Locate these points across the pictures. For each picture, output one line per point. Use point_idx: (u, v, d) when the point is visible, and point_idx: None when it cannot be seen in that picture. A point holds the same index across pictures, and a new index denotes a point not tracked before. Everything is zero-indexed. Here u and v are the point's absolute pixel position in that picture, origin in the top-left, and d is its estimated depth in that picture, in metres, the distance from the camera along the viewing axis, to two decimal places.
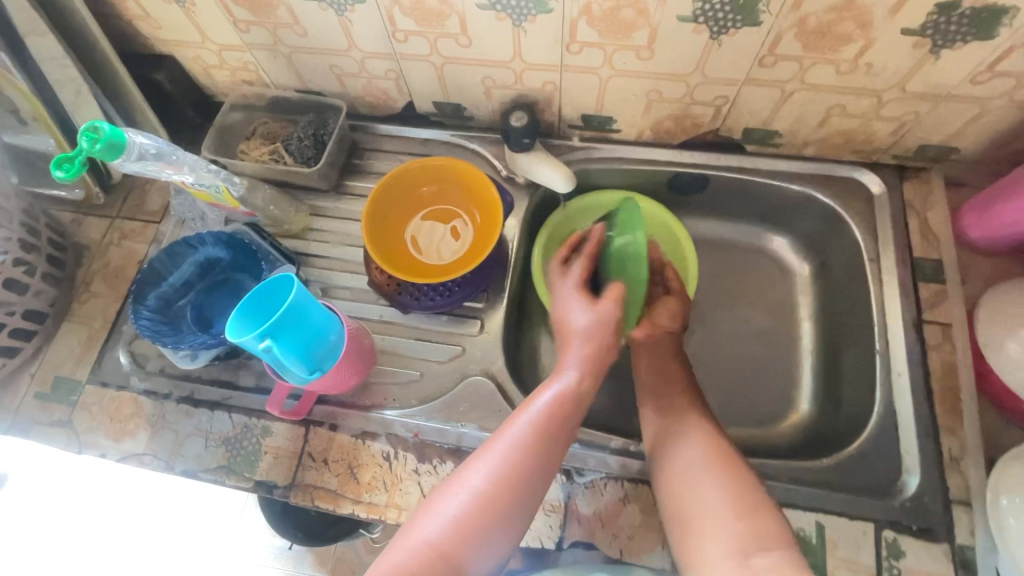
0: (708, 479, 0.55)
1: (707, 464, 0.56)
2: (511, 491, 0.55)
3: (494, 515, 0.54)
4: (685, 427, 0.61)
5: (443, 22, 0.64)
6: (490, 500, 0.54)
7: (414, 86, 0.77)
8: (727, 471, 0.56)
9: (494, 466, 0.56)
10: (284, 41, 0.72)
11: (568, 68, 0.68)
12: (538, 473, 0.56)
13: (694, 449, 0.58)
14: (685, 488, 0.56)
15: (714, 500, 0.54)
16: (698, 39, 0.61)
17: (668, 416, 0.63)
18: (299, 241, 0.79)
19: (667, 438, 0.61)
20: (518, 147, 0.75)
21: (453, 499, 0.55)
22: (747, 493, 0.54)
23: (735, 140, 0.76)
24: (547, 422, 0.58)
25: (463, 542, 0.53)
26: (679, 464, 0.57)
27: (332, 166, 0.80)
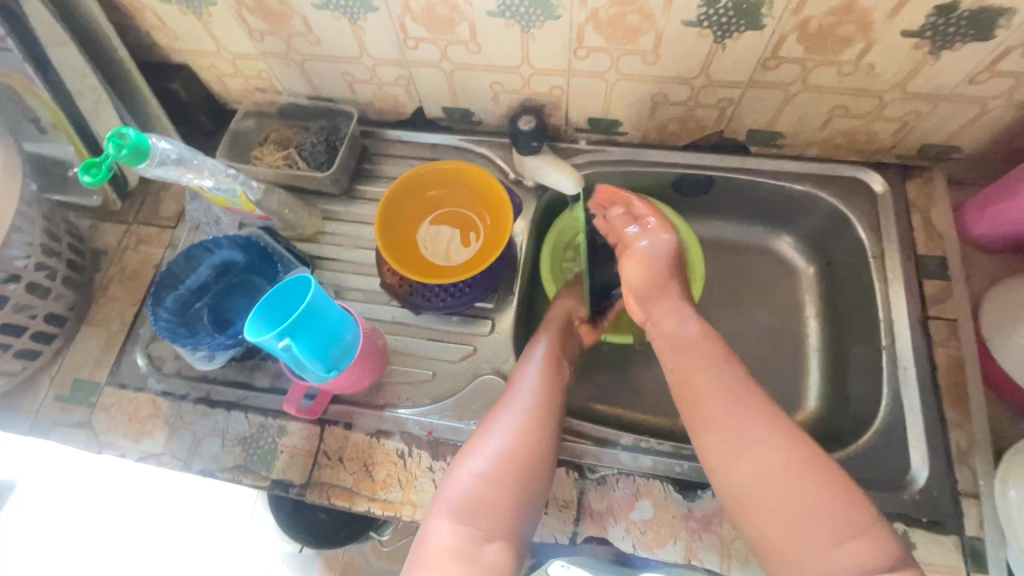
0: (796, 506, 0.53)
1: (789, 486, 0.53)
2: (540, 423, 0.60)
3: (532, 448, 0.58)
4: (760, 443, 0.56)
5: (453, 29, 0.66)
6: (526, 433, 0.59)
7: (424, 92, 0.78)
8: (818, 497, 0.52)
9: (517, 405, 0.61)
10: (297, 49, 0.74)
11: (575, 73, 0.69)
12: (555, 403, 0.62)
13: (776, 468, 0.54)
14: (765, 520, 0.54)
15: (809, 532, 0.52)
16: (703, 43, 0.62)
17: (738, 408, 0.58)
18: (312, 244, 0.81)
19: (732, 463, 0.56)
20: (527, 150, 0.77)
21: (491, 437, 0.59)
22: (845, 517, 0.52)
23: (740, 141, 0.77)
24: (548, 362, 0.66)
25: (511, 474, 0.57)
26: (765, 493, 0.54)
27: (344, 171, 0.82)
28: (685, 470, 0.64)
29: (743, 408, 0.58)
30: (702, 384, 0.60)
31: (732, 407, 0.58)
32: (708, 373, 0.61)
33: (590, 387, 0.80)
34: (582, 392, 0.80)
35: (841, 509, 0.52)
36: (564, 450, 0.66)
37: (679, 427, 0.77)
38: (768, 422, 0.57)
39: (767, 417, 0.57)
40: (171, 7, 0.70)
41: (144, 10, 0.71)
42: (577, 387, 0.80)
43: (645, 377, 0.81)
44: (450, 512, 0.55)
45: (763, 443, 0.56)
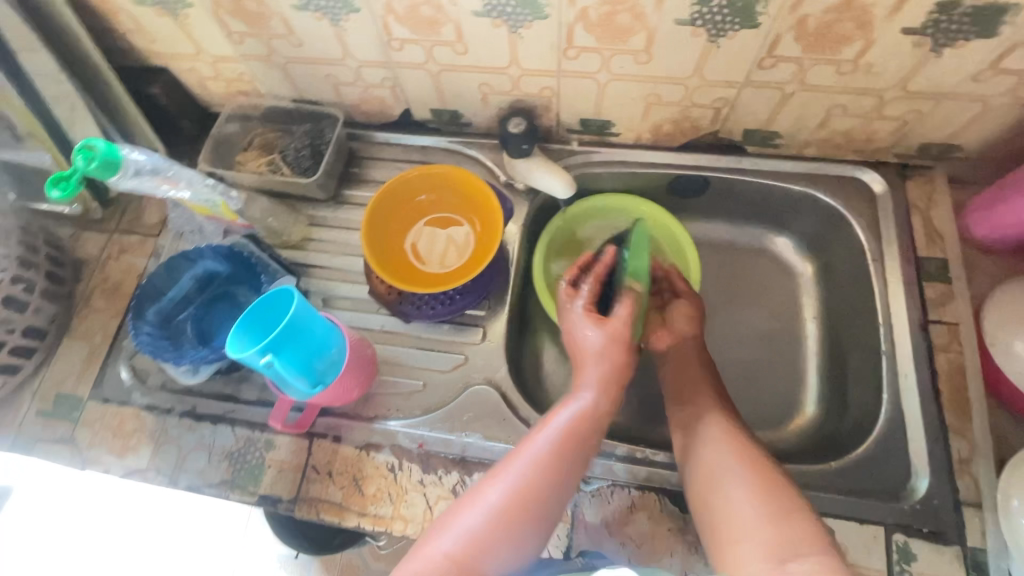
0: (743, 485, 0.54)
1: (735, 471, 0.55)
2: (529, 501, 0.55)
3: (513, 527, 0.54)
4: (716, 433, 0.60)
5: (437, 29, 0.64)
6: (521, 497, 0.55)
7: (411, 95, 0.76)
8: (762, 479, 0.54)
9: (509, 477, 0.56)
10: (279, 51, 0.71)
11: (565, 73, 0.67)
12: (557, 484, 0.56)
13: (727, 456, 0.57)
14: (717, 497, 0.55)
15: (750, 509, 0.52)
16: (696, 42, 0.60)
17: (695, 408, 0.64)
18: (298, 251, 0.79)
19: (692, 444, 0.60)
20: (517, 153, 0.74)
21: (475, 509, 0.55)
22: (783, 504, 0.52)
23: (736, 141, 0.75)
24: (563, 434, 0.58)
25: (484, 553, 0.53)
26: (713, 471, 0.56)
27: (330, 175, 0.80)
28: (680, 481, 0.63)
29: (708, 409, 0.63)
30: (679, 383, 0.68)
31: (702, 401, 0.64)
32: (691, 382, 0.67)
33: None
34: None
35: (781, 497, 0.52)
36: None
37: (674, 434, 0.76)
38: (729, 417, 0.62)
39: (730, 420, 0.61)
40: (146, 9, 0.67)
41: (118, 12, 0.69)
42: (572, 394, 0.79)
43: (639, 382, 0.79)
44: None
45: (718, 435, 0.59)
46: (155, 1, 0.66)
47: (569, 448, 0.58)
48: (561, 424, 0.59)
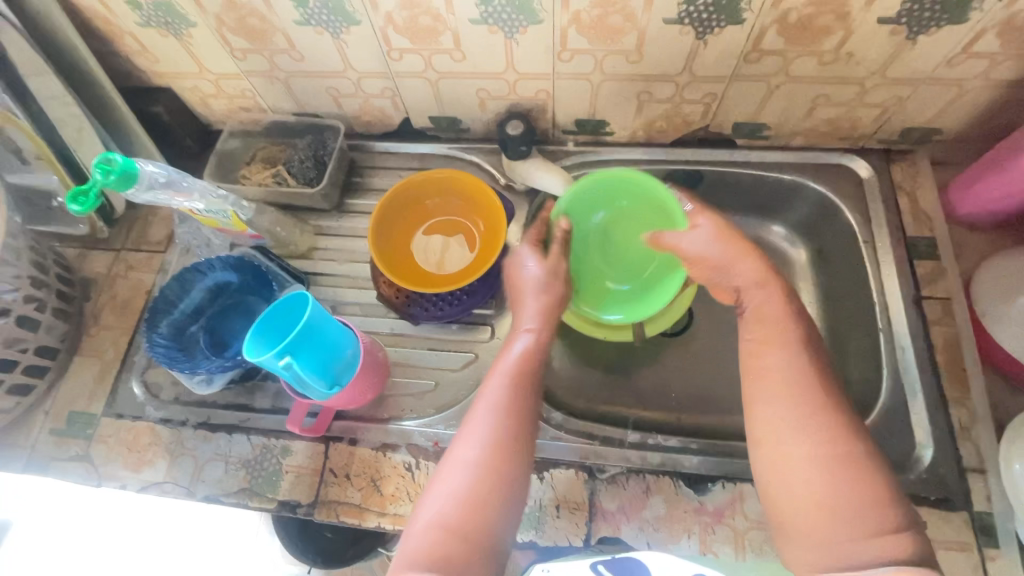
0: (839, 496, 0.50)
1: (823, 479, 0.51)
2: (499, 452, 0.55)
3: (493, 483, 0.54)
4: (803, 429, 0.53)
5: (436, 38, 0.66)
6: (492, 453, 0.55)
7: (410, 103, 0.78)
8: (863, 493, 0.50)
9: (473, 437, 0.56)
10: (280, 66, 0.73)
11: (560, 75, 0.70)
12: (514, 427, 0.56)
13: (816, 461, 0.51)
14: (792, 500, 0.52)
15: (843, 527, 0.49)
16: (685, 39, 0.63)
17: (777, 391, 0.55)
18: (305, 261, 0.80)
19: (776, 441, 0.53)
20: (516, 155, 0.76)
21: (451, 472, 0.55)
22: (873, 520, 0.49)
23: (726, 135, 0.78)
24: (508, 379, 0.59)
25: (473, 515, 0.52)
26: (805, 482, 0.51)
27: (334, 185, 0.81)
28: (693, 464, 0.65)
29: (807, 389, 0.54)
30: (763, 363, 0.57)
31: (798, 388, 0.54)
32: (776, 351, 0.57)
33: (593, 387, 0.80)
34: (586, 393, 0.80)
35: (879, 515, 0.49)
36: (571, 451, 0.66)
37: (682, 422, 0.77)
38: (832, 408, 0.53)
39: (829, 412, 0.53)
40: (150, 30, 0.69)
41: (122, 35, 0.71)
42: (580, 388, 0.80)
43: (645, 373, 0.81)
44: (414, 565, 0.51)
45: (817, 436, 0.52)
46: (160, 22, 0.68)
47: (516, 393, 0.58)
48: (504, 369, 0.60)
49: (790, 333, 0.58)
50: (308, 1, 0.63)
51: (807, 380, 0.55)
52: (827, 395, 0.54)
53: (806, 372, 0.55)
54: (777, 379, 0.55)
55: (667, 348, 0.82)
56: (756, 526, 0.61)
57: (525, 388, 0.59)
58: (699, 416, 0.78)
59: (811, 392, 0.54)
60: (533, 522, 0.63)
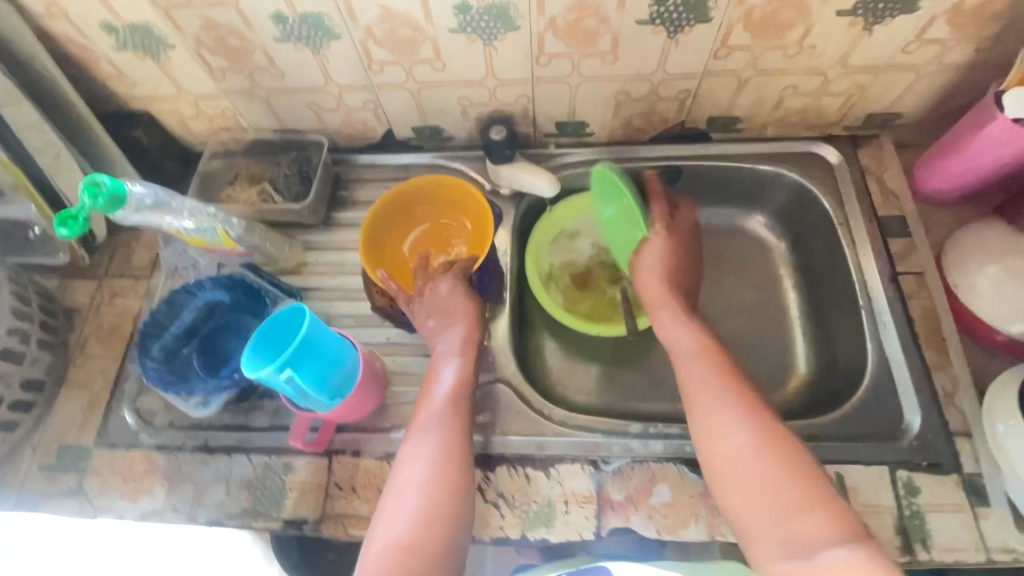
0: (765, 479, 0.53)
1: (762, 468, 0.54)
2: (443, 464, 0.58)
3: (436, 501, 0.56)
4: (732, 425, 0.57)
5: (416, 49, 0.68)
6: (435, 467, 0.58)
7: (392, 115, 0.79)
8: (787, 470, 0.53)
9: (416, 456, 0.59)
10: (261, 84, 0.74)
11: (539, 80, 0.72)
12: (451, 444, 0.59)
13: (750, 451, 0.55)
14: (738, 495, 0.54)
15: (774, 509, 0.52)
16: (657, 39, 0.65)
17: (701, 391, 0.60)
18: (296, 276, 0.80)
19: (712, 439, 0.57)
20: (500, 159, 0.77)
21: (396, 498, 0.57)
22: (812, 497, 0.52)
23: (701, 129, 0.81)
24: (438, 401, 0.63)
25: (426, 528, 0.54)
26: (738, 473, 0.55)
27: (320, 200, 0.81)
28: (696, 449, 0.65)
29: (724, 388, 0.59)
30: (684, 377, 0.63)
31: (709, 390, 0.59)
32: (690, 361, 0.63)
33: (591, 383, 0.81)
34: (585, 389, 0.81)
35: (808, 494, 0.52)
36: (576, 446, 0.67)
37: (680, 410, 0.79)
38: (749, 406, 0.58)
39: (748, 407, 0.58)
40: (127, 54, 0.69)
41: (99, 60, 0.70)
42: (579, 385, 0.81)
43: (640, 365, 0.83)
44: None
45: (734, 426, 0.56)
46: (137, 46, 0.68)
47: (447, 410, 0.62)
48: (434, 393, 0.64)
49: (692, 346, 0.64)
50: (287, 18, 0.64)
51: (719, 380, 0.60)
52: (744, 392, 0.59)
53: (715, 376, 0.61)
54: (695, 387, 0.61)
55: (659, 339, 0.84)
56: None
57: (458, 408, 0.62)
58: None
59: (726, 391, 0.59)
60: (544, 519, 0.63)
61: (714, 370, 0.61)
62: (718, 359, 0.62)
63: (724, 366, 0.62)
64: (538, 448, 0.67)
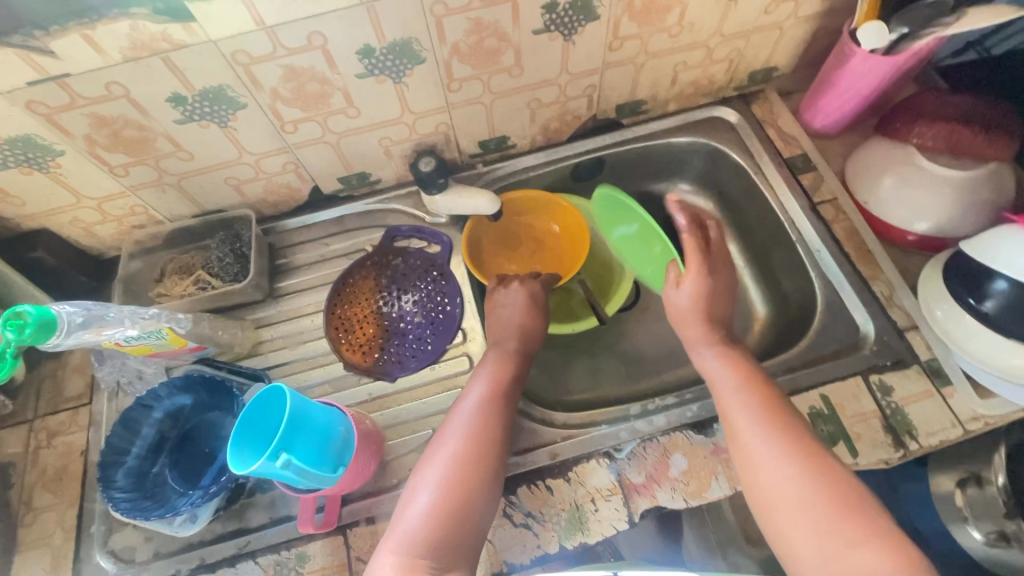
0: (814, 513, 0.50)
1: (809, 497, 0.51)
2: (480, 440, 0.59)
3: (470, 475, 0.57)
4: (775, 456, 0.54)
5: (327, 100, 0.67)
6: (475, 435, 0.60)
7: (316, 171, 0.78)
8: (836, 503, 0.50)
9: (453, 432, 0.61)
10: (169, 171, 0.70)
11: (454, 106, 0.73)
12: (496, 435, 0.61)
13: (791, 481, 0.52)
14: (780, 525, 0.51)
15: (820, 540, 0.49)
16: (555, 44, 0.69)
17: (739, 410, 0.58)
18: (255, 357, 0.75)
19: (755, 466, 0.55)
20: (436, 189, 0.77)
21: (432, 468, 0.57)
22: (856, 532, 0.48)
23: (613, 118, 0.86)
24: (481, 399, 0.64)
25: (461, 493, 0.55)
26: (783, 503, 0.52)
27: (261, 274, 0.78)
28: (695, 412, 0.68)
29: (768, 408, 0.57)
30: (725, 401, 0.60)
31: (755, 416, 0.57)
32: (731, 385, 0.61)
33: (579, 380, 0.83)
34: (575, 387, 0.82)
35: (852, 528, 0.49)
36: (586, 444, 0.68)
37: (666, 381, 0.82)
38: (793, 433, 0.55)
39: (790, 431, 0.55)
40: (9, 171, 0.63)
41: None
42: (569, 385, 0.82)
43: (618, 349, 0.85)
44: (398, 548, 0.52)
45: (780, 457, 0.54)
46: (20, 161, 0.63)
47: (492, 402, 0.63)
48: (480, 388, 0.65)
49: (732, 372, 0.62)
50: (186, 98, 0.61)
51: (757, 403, 0.58)
52: (792, 419, 0.57)
53: (764, 404, 0.58)
54: (737, 414, 0.58)
55: (628, 320, 0.87)
56: None
57: (501, 412, 0.63)
58: (679, 370, 0.83)
59: (767, 414, 0.57)
60: (577, 523, 0.63)
61: (762, 398, 0.58)
62: (762, 387, 0.60)
63: (768, 391, 0.59)
64: (550, 457, 0.67)
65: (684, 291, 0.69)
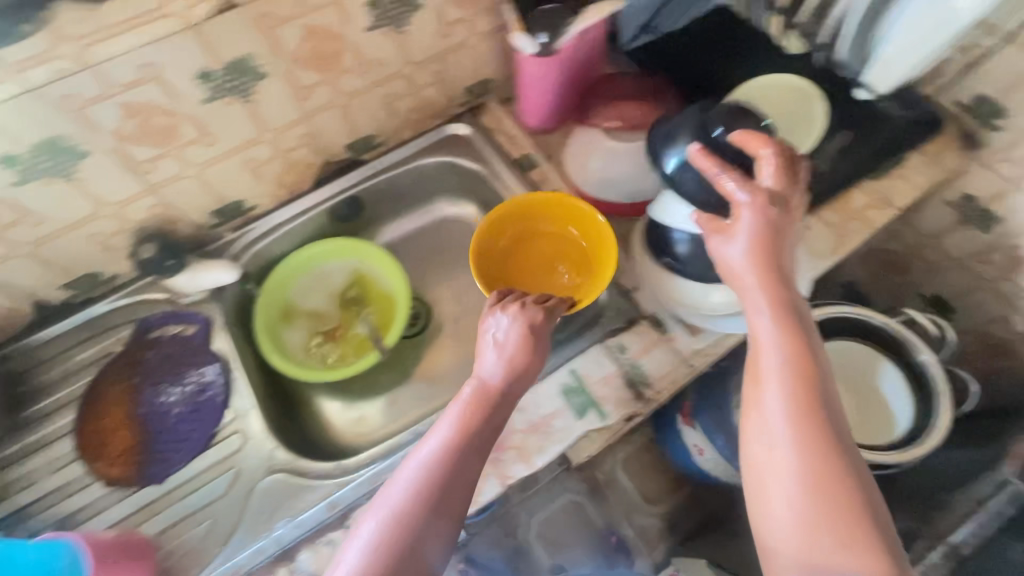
0: (801, 505, 0.46)
1: (812, 495, 0.45)
2: (448, 474, 0.52)
3: (421, 521, 0.49)
4: (792, 434, 0.48)
5: (176, 133, 0.67)
6: (435, 473, 0.51)
7: (186, 209, 0.77)
8: (827, 505, 0.45)
9: (419, 461, 0.53)
10: (20, 239, 0.67)
11: (309, 114, 0.76)
12: (465, 469, 0.52)
13: (790, 472, 0.47)
14: (765, 506, 0.47)
15: (801, 541, 0.45)
16: (390, 38, 0.73)
17: (775, 365, 0.50)
18: (164, 404, 0.76)
19: (759, 441, 0.49)
20: (362, 148, 0.87)
21: (384, 502, 0.51)
22: (847, 531, 0.44)
23: (469, 100, 0.92)
24: (463, 422, 0.54)
25: (399, 536, 0.48)
26: (778, 492, 0.47)
27: (154, 323, 0.79)
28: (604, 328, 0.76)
29: (809, 373, 0.49)
30: (764, 349, 0.51)
31: (788, 377, 0.49)
32: (782, 335, 0.50)
33: None
34: None
35: (847, 531, 0.44)
36: None
37: None
38: (817, 411, 0.48)
39: (814, 412, 0.48)
40: None
41: None
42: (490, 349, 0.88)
43: None
44: None
45: (785, 442, 0.47)
46: None
47: (472, 430, 0.54)
48: (464, 411, 0.55)
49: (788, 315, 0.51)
50: (18, 157, 0.59)
51: (798, 361, 0.49)
52: (822, 398, 0.49)
53: (803, 368, 0.49)
54: (774, 372, 0.50)
55: None
56: (659, 343, 0.73)
57: (485, 436, 0.54)
58: None
59: (807, 375, 0.49)
60: (520, 459, 0.68)
61: (801, 364, 0.49)
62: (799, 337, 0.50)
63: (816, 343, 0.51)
64: None
65: (740, 244, 0.52)
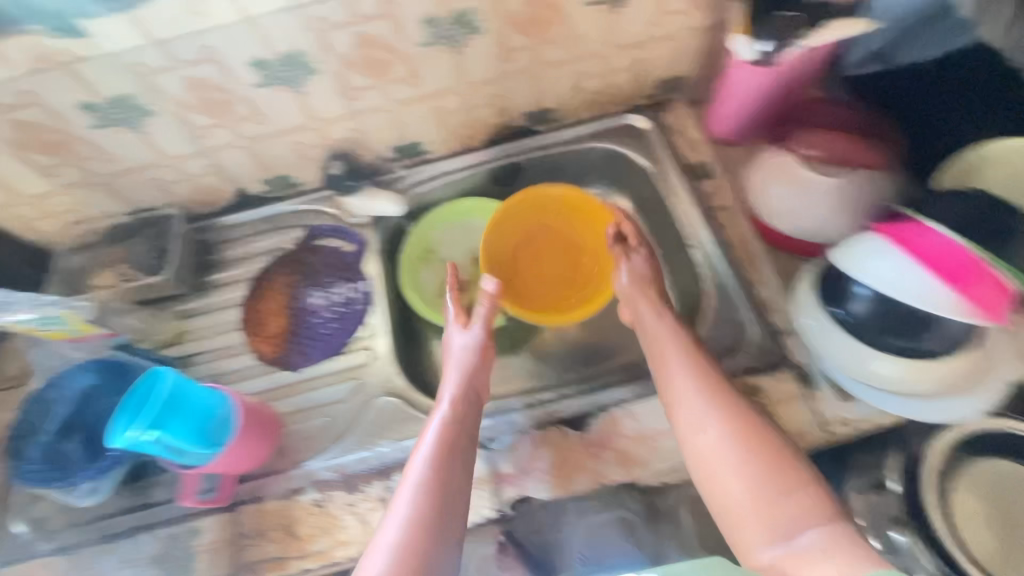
0: (751, 484, 0.55)
1: (744, 463, 0.56)
2: (453, 453, 0.60)
3: (444, 504, 0.56)
4: (717, 420, 0.59)
5: (390, 69, 0.73)
6: (445, 462, 0.59)
7: (374, 139, 0.83)
8: (766, 473, 0.55)
9: (421, 457, 0.60)
10: (244, 133, 0.77)
11: (504, 76, 0.78)
12: (462, 450, 0.61)
13: (724, 449, 0.57)
14: (719, 485, 0.56)
15: (764, 505, 0.54)
16: (603, 16, 0.73)
17: (673, 372, 0.64)
18: (313, 306, 0.85)
19: (690, 431, 0.60)
20: (540, 120, 0.88)
21: (404, 491, 0.57)
22: (787, 479, 0.55)
23: (657, 93, 0.88)
24: (451, 414, 0.63)
25: (430, 523, 0.55)
26: (724, 468, 0.57)
27: (321, 234, 0.88)
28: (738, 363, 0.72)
29: (707, 385, 0.62)
30: (668, 371, 0.65)
31: (695, 389, 0.62)
32: (679, 359, 0.65)
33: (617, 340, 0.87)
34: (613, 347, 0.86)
35: (790, 488, 0.54)
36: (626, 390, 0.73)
37: None
38: (724, 402, 0.60)
39: (724, 403, 0.60)
40: (105, 130, 0.71)
41: (75, 141, 0.72)
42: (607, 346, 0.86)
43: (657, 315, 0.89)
44: None
45: (710, 427, 0.59)
46: (115, 121, 0.70)
47: (461, 425, 0.62)
48: (447, 409, 0.64)
49: (675, 344, 0.66)
50: (266, 63, 0.68)
51: (695, 367, 0.64)
52: (725, 391, 0.62)
53: (705, 381, 0.62)
54: (682, 392, 0.62)
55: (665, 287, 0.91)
56: None
57: (470, 425, 0.64)
58: None
59: (707, 380, 0.62)
60: (619, 462, 0.67)
61: (697, 369, 0.63)
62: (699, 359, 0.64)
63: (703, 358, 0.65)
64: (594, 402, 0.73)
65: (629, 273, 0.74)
